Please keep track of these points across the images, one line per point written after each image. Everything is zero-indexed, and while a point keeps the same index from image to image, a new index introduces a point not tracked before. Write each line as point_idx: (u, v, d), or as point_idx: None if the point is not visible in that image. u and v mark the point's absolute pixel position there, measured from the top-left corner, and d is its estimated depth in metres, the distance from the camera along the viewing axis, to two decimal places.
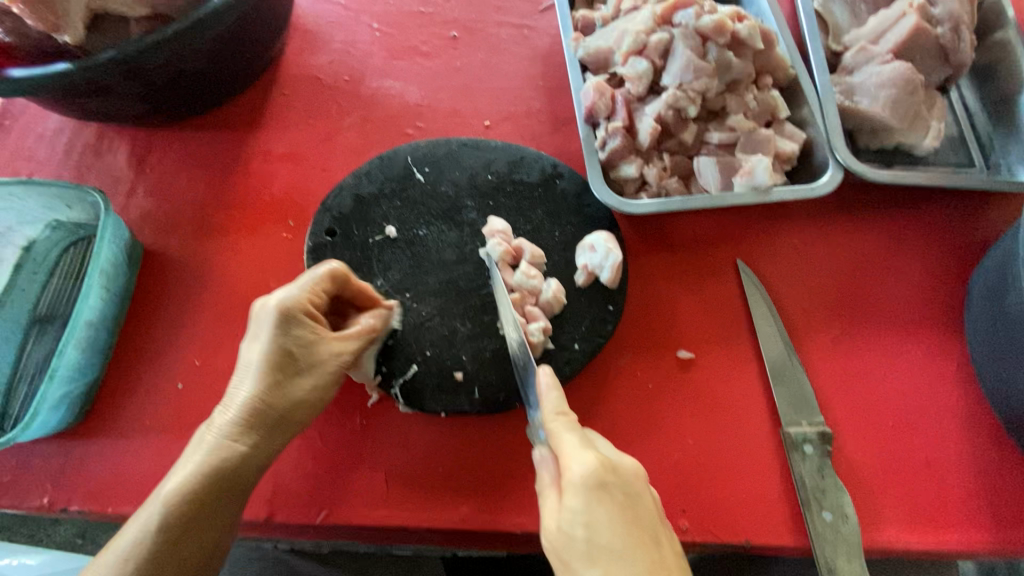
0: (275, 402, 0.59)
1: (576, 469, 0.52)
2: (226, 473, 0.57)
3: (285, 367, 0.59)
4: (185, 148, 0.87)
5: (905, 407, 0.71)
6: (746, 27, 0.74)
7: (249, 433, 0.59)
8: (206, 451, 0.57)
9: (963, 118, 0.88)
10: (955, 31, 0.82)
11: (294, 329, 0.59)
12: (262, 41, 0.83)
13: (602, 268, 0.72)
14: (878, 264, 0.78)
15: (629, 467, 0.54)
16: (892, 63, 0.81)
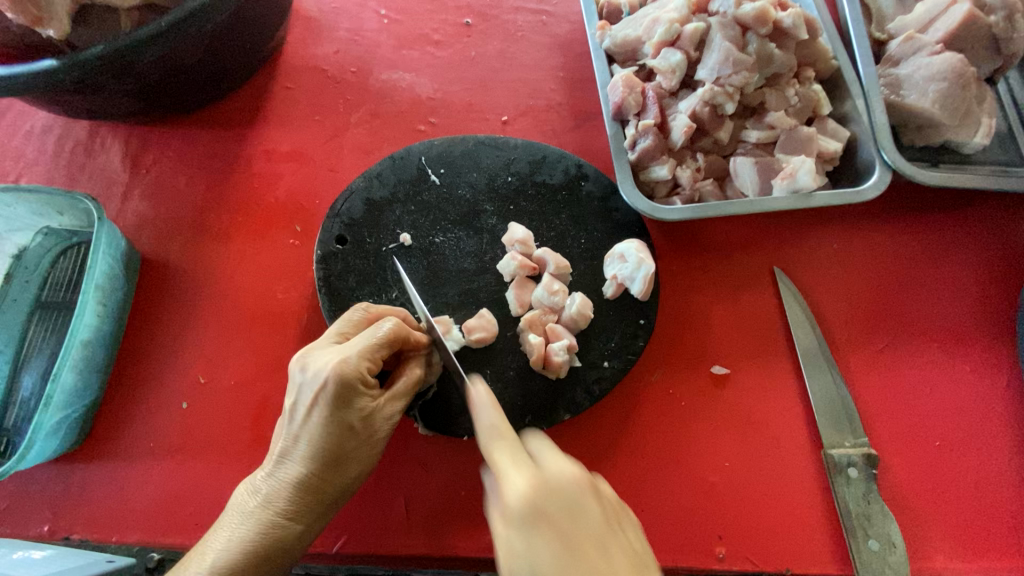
0: (330, 478, 0.54)
1: (508, 494, 0.44)
2: (273, 549, 0.52)
3: (343, 440, 0.53)
4: (182, 146, 0.81)
5: (952, 424, 0.67)
6: (791, 15, 0.68)
7: (304, 509, 0.54)
8: (256, 524, 0.52)
9: (1012, 113, 0.83)
10: (1010, 19, 0.76)
11: (355, 400, 0.53)
12: (263, 30, 0.77)
13: (633, 280, 0.67)
14: (924, 272, 0.73)
15: (567, 480, 0.44)
16: (943, 54, 0.75)
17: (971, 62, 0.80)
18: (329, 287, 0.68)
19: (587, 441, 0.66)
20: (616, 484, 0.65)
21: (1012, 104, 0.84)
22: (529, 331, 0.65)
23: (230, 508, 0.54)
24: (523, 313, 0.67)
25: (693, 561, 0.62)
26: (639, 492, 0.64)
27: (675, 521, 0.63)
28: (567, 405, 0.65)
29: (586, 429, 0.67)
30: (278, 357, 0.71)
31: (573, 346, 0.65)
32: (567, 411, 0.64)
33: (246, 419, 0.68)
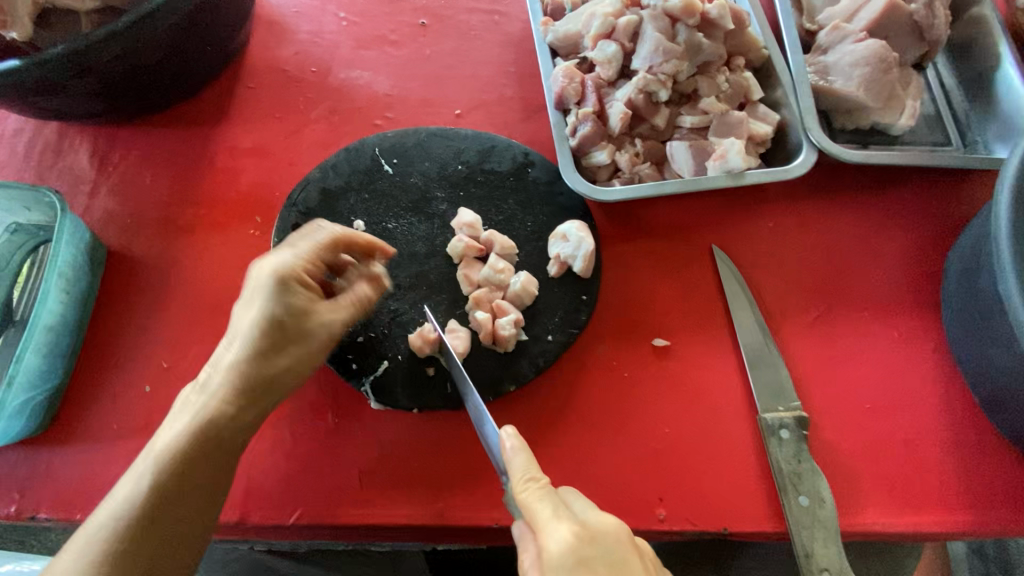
0: (264, 372, 0.55)
1: (551, 545, 0.50)
2: (215, 433, 0.53)
3: (278, 335, 0.55)
4: (148, 145, 0.85)
5: (881, 387, 0.71)
6: (716, 7, 0.73)
7: (239, 401, 0.54)
8: (195, 411, 0.53)
9: (941, 97, 0.88)
10: (930, 6, 0.81)
11: (289, 291, 0.55)
12: (223, 32, 0.81)
13: (575, 257, 0.71)
14: (854, 246, 0.77)
15: (609, 533, 0.51)
16: (866, 41, 0.80)
17: (896, 49, 0.84)
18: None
19: (534, 412, 0.69)
20: (563, 453, 0.68)
21: (941, 88, 0.89)
22: (477, 308, 0.69)
23: (176, 405, 0.56)
24: (471, 292, 0.71)
25: (635, 522, 0.65)
26: (584, 458, 0.67)
27: (618, 485, 0.66)
28: (513, 377, 0.68)
29: (533, 401, 0.69)
30: None
31: (520, 321, 0.68)
32: (513, 384, 0.67)
33: None
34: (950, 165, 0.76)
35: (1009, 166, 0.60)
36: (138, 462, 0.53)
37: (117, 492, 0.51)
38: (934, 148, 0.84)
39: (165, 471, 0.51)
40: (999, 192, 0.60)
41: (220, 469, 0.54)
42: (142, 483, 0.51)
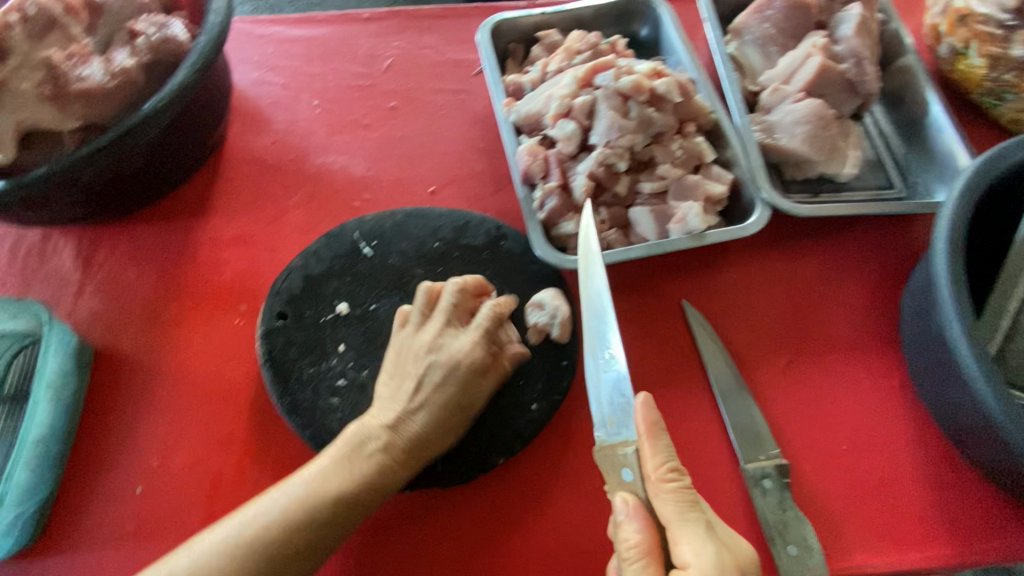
0: (440, 426, 0.64)
1: (697, 558, 0.54)
2: (396, 459, 0.62)
3: (469, 377, 0.66)
4: (131, 241, 0.87)
5: (855, 428, 0.74)
6: (663, 84, 0.79)
7: (420, 430, 0.64)
8: (384, 440, 0.62)
9: (881, 143, 0.95)
10: (858, 65, 0.89)
11: (460, 328, 0.68)
12: (200, 131, 0.86)
13: (552, 324, 0.74)
14: (815, 291, 0.81)
15: (747, 560, 0.57)
16: (805, 100, 0.86)
17: (834, 104, 0.91)
18: (271, 363, 0.73)
19: (524, 482, 0.70)
20: (556, 522, 0.68)
21: (880, 135, 0.96)
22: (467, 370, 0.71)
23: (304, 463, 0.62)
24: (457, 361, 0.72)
25: None
26: (578, 524, 0.68)
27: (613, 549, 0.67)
28: (500, 450, 0.69)
29: (522, 470, 0.71)
30: (229, 433, 0.75)
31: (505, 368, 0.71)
32: (501, 456, 0.69)
33: (200, 496, 0.71)
34: (902, 212, 0.80)
35: (942, 217, 0.65)
36: (296, 479, 0.59)
37: (294, 489, 0.58)
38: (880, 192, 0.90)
39: (345, 488, 0.59)
40: (935, 243, 0.64)
41: (387, 487, 0.62)
42: (304, 503, 0.57)
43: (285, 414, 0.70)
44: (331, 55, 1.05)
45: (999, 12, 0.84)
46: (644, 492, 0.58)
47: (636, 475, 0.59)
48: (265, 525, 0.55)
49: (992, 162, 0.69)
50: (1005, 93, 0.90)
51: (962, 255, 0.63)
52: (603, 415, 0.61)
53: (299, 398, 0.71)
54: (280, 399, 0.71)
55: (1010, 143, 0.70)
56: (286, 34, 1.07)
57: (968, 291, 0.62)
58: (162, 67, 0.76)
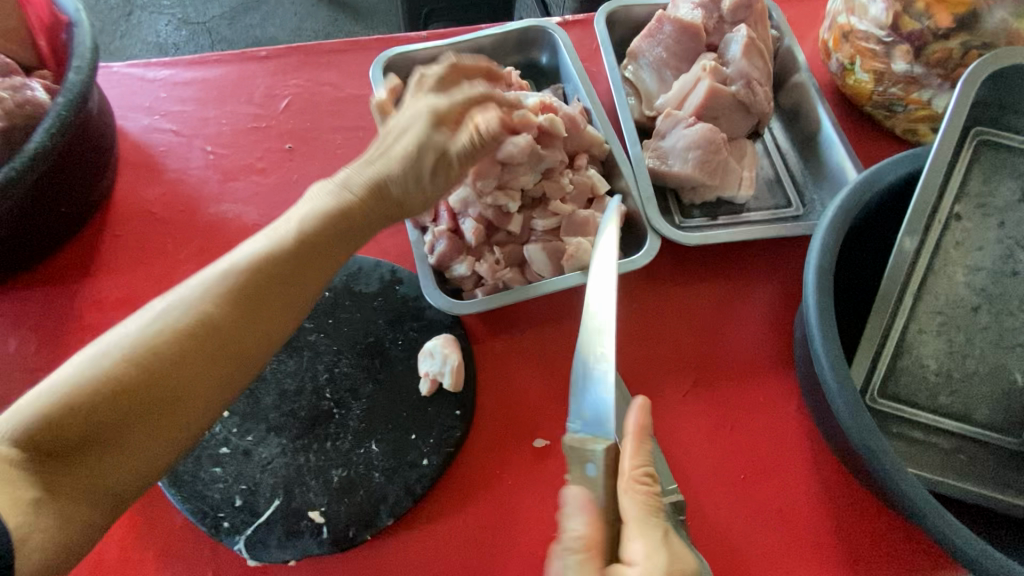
0: (325, 245, 0.60)
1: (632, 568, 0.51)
2: (251, 290, 0.56)
3: (376, 202, 0.62)
4: (10, 309, 0.83)
5: (753, 456, 0.74)
6: (547, 119, 0.78)
7: (310, 248, 0.59)
8: (250, 262, 0.56)
9: (779, 161, 0.96)
10: (748, 87, 0.89)
11: (391, 173, 0.62)
12: (78, 191, 0.82)
13: (443, 373, 0.73)
14: (713, 317, 0.82)
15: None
16: (695, 126, 0.86)
17: (728, 126, 0.91)
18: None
19: (418, 539, 0.68)
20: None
21: (778, 151, 0.97)
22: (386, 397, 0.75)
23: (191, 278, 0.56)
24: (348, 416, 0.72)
25: None
26: None
27: None
28: (390, 509, 0.67)
29: (416, 528, 0.69)
30: None
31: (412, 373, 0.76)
32: (390, 516, 0.67)
33: None
34: (789, 233, 0.81)
35: (812, 248, 0.66)
36: (161, 300, 0.53)
37: (137, 324, 0.51)
38: (777, 211, 0.91)
39: (194, 322, 0.53)
40: (807, 273, 0.65)
41: (252, 334, 0.56)
42: (149, 341, 0.51)
43: (165, 486, 0.68)
44: (226, 97, 1.02)
45: (877, 29, 0.84)
46: (604, 496, 0.55)
47: (601, 473, 0.55)
48: (204, 292, 0.54)
49: (864, 185, 0.69)
50: (894, 105, 0.90)
51: (830, 284, 0.64)
52: (580, 408, 0.58)
53: (179, 469, 0.68)
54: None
55: (884, 163, 0.71)
56: (178, 76, 1.03)
57: (835, 324, 0.63)
58: (21, 131, 0.74)
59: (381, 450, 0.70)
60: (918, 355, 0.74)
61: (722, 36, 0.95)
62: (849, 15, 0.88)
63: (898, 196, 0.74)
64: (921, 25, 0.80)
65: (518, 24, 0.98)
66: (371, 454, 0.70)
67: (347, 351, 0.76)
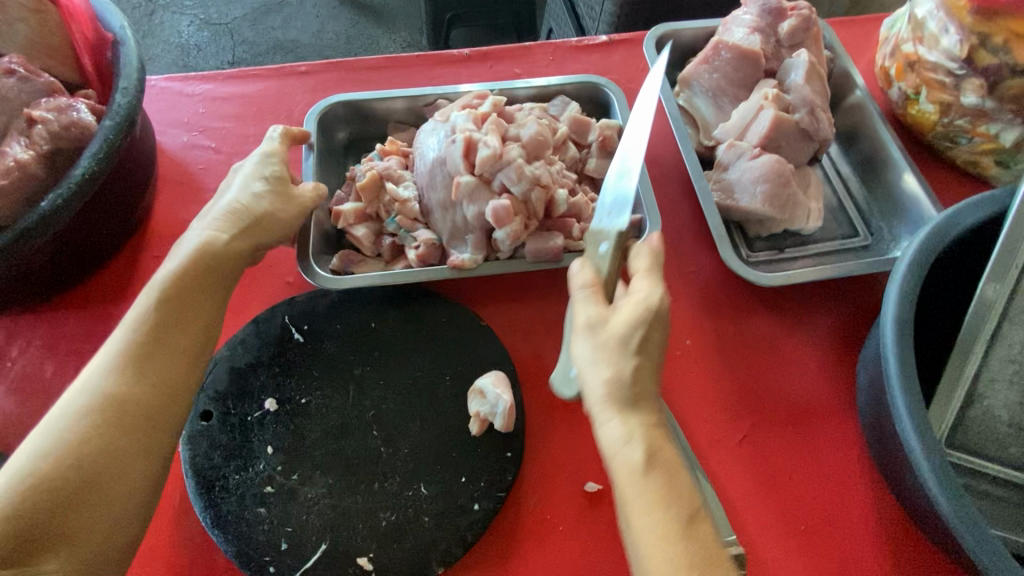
0: (184, 309, 0.63)
1: (617, 313, 0.58)
2: (126, 403, 0.57)
3: (210, 265, 0.65)
4: (47, 332, 0.81)
5: (813, 502, 0.71)
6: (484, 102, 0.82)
7: (197, 290, 0.64)
8: (105, 371, 0.57)
9: (841, 188, 0.93)
10: (812, 114, 0.86)
11: (212, 260, 0.65)
12: (118, 214, 0.81)
13: (495, 414, 0.70)
14: (769, 357, 0.79)
15: (665, 312, 0.58)
16: (761, 158, 0.83)
17: (792, 154, 0.88)
18: (192, 473, 0.68)
19: None
20: None
21: (839, 177, 0.94)
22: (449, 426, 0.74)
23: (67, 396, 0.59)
24: (398, 455, 0.70)
25: None
26: None
27: None
28: (441, 558, 0.65)
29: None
30: None
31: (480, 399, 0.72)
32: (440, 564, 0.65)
33: None
34: (859, 270, 0.78)
35: (887, 295, 0.63)
36: (33, 438, 0.54)
37: (31, 450, 0.53)
38: (844, 241, 0.88)
39: (78, 447, 0.53)
40: (884, 327, 0.62)
41: (155, 421, 0.58)
42: (35, 473, 0.51)
43: (209, 527, 0.65)
44: (265, 114, 1.00)
45: (947, 60, 0.82)
46: (612, 264, 0.62)
47: (609, 250, 0.62)
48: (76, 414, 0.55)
49: (938, 231, 0.66)
50: (959, 137, 0.87)
51: (911, 331, 0.61)
52: (605, 210, 0.66)
53: (224, 508, 0.66)
54: (203, 511, 0.66)
55: (959, 206, 0.68)
56: (217, 91, 1.01)
57: (918, 376, 0.60)
58: (67, 154, 0.72)
59: (429, 493, 0.68)
60: (988, 406, 0.70)
61: (779, 61, 0.93)
62: (916, 44, 0.86)
63: (973, 240, 0.70)
64: (998, 60, 0.78)
65: (366, 96, 0.90)
66: (420, 496, 0.68)
67: (395, 386, 0.74)
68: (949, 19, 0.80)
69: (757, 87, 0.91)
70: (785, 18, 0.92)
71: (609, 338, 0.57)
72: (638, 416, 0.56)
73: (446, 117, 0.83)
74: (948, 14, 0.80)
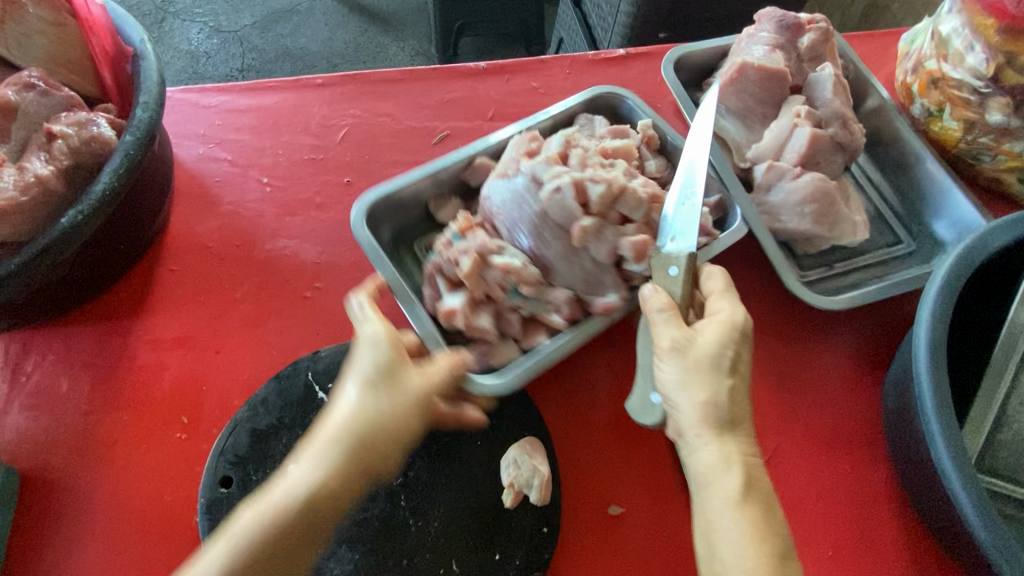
0: (329, 497, 0.59)
1: (708, 335, 0.64)
2: (271, 536, 0.55)
3: (361, 450, 0.61)
4: (62, 347, 0.80)
5: (841, 533, 0.70)
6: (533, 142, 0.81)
7: (344, 468, 0.60)
8: (251, 530, 0.55)
9: (874, 194, 0.93)
10: (845, 126, 0.87)
11: (369, 445, 0.61)
12: (134, 228, 0.80)
13: (531, 485, 0.68)
14: (799, 390, 0.77)
15: (747, 336, 0.66)
16: (804, 176, 0.82)
17: (829, 166, 0.88)
18: None
19: None
20: None
21: (869, 184, 0.94)
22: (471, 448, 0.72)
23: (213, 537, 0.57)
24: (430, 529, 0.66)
25: None
26: None
27: None
28: None
29: None
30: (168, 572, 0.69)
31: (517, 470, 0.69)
32: None
33: None
34: (895, 289, 0.79)
35: (920, 320, 0.62)
36: None
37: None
38: (891, 249, 0.88)
39: None
40: (916, 349, 0.61)
41: (288, 561, 0.57)
42: None
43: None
44: (282, 126, 0.99)
45: (972, 78, 0.82)
46: (682, 288, 0.69)
47: (680, 274, 0.69)
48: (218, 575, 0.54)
49: (969, 251, 0.65)
50: (981, 155, 0.87)
51: (945, 357, 0.60)
52: (671, 233, 0.73)
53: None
54: None
55: (991, 227, 0.67)
56: (234, 103, 1.01)
57: (954, 406, 0.59)
58: (86, 169, 0.72)
59: (461, 571, 0.65)
60: None
61: (803, 76, 0.93)
62: (940, 60, 0.86)
63: (1001, 259, 0.69)
64: None
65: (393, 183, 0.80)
66: None
67: (422, 459, 0.69)
68: (975, 37, 0.80)
69: (785, 103, 0.91)
70: (804, 32, 0.93)
71: (699, 357, 0.63)
72: (736, 438, 0.63)
73: (510, 173, 0.78)
74: (974, 33, 0.80)
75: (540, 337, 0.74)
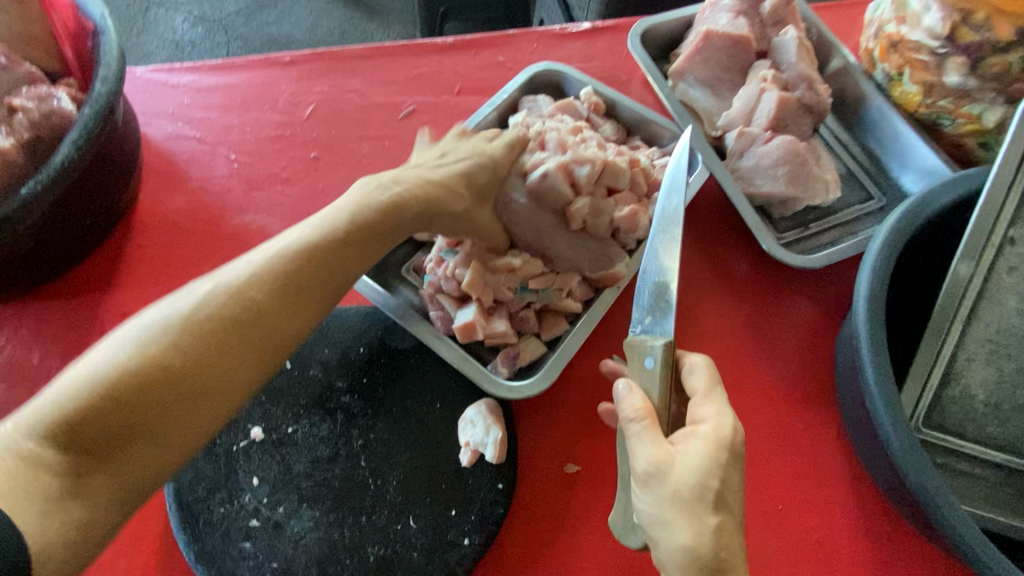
0: None
1: (691, 452, 0.54)
2: None
3: None
4: (31, 320, 0.82)
5: (792, 489, 0.71)
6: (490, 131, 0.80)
7: None
8: None
9: (843, 153, 0.95)
10: (811, 88, 0.88)
11: None
12: (101, 202, 0.81)
13: (485, 445, 0.70)
14: (755, 352, 0.79)
15: (737, 448, 0.55)
16: (774, 141, 0.84)
17: (798, 130, 0.89)
18: (175, 503, 0.67)
19: None
20: None
21: (837, 143, 0.96)
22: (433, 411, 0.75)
23: None
24: (388, 487, 0.69)
25: None
26: None
27: None
28: None
29: None
30: None
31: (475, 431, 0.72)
32: None
33: None
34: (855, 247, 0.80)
35: (861, 279, 0.63)
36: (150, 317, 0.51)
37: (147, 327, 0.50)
38: (863, 205, 0.90)
39: None
40: (857, 302, 0.62)
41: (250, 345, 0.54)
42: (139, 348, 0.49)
43: (193, 563, 0.64)
44: (250, 104, 1.00)
45: (929, 39, 0.82)
46: (662, 388, 0.58)
47: (657, 367, 0.58)
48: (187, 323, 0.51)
49: (913, 210, 0.67)
50: (940, 120, 0.87)
51: (883, 311, 0.61)
52: (646, 313, 0.61)
53: (208, 544, 0.65)
54: (186, 546, 0.65)
55: (935, 187, 0.69)
56: (202, 81, 1.01)
57: (889, 356, 0.60)
58: (48, 142, 0.73)
59: (419, 526, 0.67)
60: (966, 384, 0.69)
61: (767, 42, 0.94)
62: (899, 24, 0.86)
63: (949, 221, 0.70)
64: (980, 36, 0.78)
65: None
66: (409, 530, 0.67)
67: (385, 421, 0.72)
68: None
69: (752, 69, 0.92)
70: None
71: (677, 490, 0.52)
72: None
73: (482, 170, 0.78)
74: None
75: (560, 326, 0.76)
